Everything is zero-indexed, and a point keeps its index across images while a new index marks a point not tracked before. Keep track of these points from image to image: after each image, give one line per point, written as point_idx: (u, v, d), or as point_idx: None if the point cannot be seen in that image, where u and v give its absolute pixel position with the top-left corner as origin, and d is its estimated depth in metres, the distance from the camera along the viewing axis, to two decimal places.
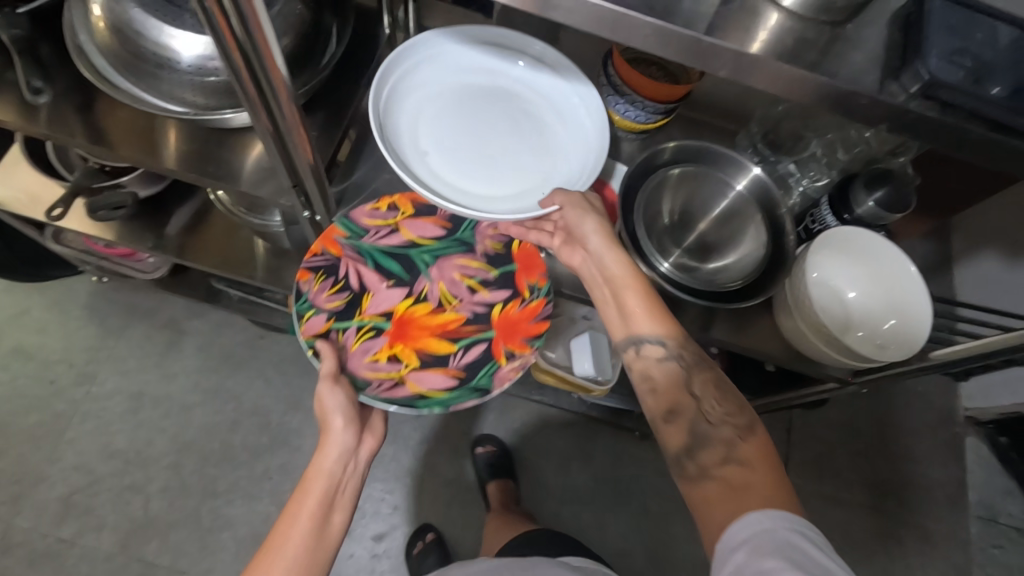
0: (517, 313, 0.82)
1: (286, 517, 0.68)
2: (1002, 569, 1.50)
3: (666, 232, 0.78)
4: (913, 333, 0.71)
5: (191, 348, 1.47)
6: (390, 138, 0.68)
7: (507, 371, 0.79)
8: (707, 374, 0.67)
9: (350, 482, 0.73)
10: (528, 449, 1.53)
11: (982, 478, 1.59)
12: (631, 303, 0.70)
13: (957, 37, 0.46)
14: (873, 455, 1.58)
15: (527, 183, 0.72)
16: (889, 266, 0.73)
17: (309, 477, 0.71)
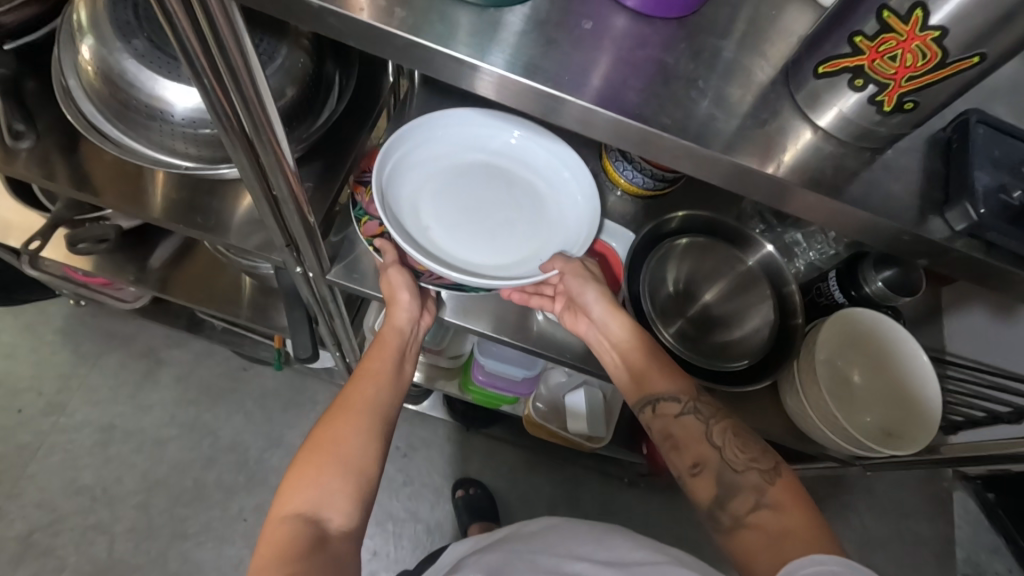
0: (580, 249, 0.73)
1: (367, 360, 0.71)
2: None
3: (668, 302, 0.74)
4: (924, 425, 0.67)
5: (169, 378, 1.43)
6: (395, 221, 0.64)
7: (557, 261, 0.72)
8: (726, 424, 0.61)
9: (413, 345, 0.76)
10: (513, 494, 1.47)
11: (970, 533, 1.68)
12: (642, 362, 0.66)
13: (1003, 171, 0.41)
14: (861, 508, 1.65)
15: (529, 254, 0.68)
16: (897, 354, 0.70)
17: (385, 334, 0.73)
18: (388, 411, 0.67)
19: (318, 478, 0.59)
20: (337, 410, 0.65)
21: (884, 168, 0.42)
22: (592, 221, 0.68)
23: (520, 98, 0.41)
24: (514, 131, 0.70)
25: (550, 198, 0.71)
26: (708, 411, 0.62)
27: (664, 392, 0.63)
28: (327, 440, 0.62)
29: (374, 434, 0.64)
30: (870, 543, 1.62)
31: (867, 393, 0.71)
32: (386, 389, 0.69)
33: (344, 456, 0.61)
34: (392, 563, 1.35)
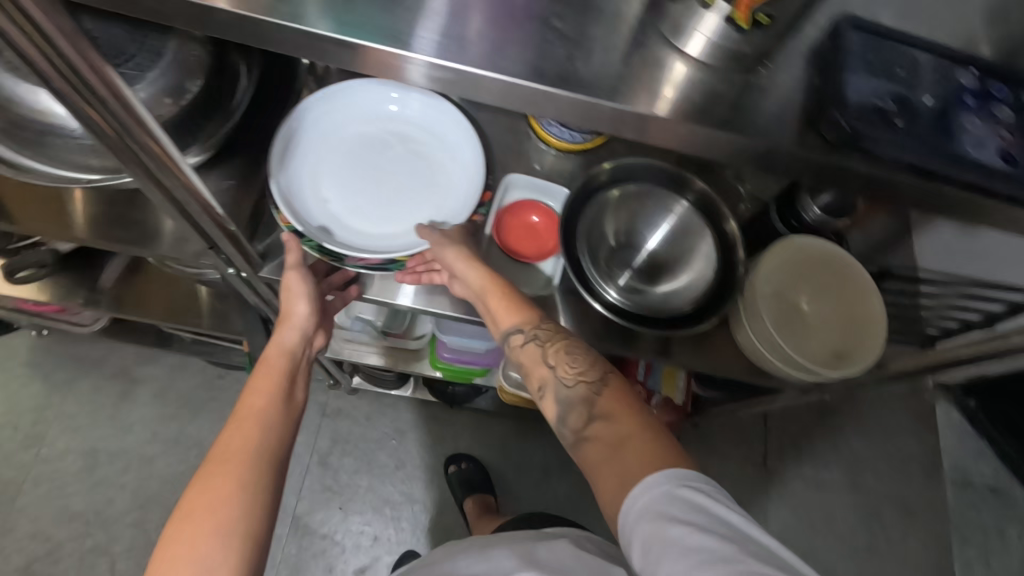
0: (514, 228, 0.75)
1: (247, 392, 0.65)
2: (976, 528, 1.63)
3: (607, 258, 0.74)
4: (869, 345, 0.68)
5: (147, 396, 1.42)
6: (295, 205, 0.68)
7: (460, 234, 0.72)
8: (562, 344, 0.64)
9: (303, 361, 0.74)
10: (506, 463, 1.49)
11: (953, 442, 1.73)
12: (493, 305, 0.68)
13: (880, 77, 0.39)
14: (848, 432, 1.69)
15: (432, 210, 0.72)
16: (844, 280, 0.71)
17: (268, 354, 0.70)
18: (276, 446, 0.61)
19: (193, 550, 0.52)
20: (212, 461, 0.57)
21: (770, 94, 0.41)
22: (477, 166, 0.74)
23: (442, 80, 0.39)
24: (391, 94, 0.74)
25: (442, 152, 0.75)
26: (548, 333, 0.65)
27: (509, 326, 0.67)
28: (200, 502, 0.54)
29: (262, 486, 0.57)
30: (859, 464, 1.66)
31: (817, 319, 0.71)
32: (272, 427, 0.62)
33: (225, 519, 0.54)
34: (394, 545, 1.38)
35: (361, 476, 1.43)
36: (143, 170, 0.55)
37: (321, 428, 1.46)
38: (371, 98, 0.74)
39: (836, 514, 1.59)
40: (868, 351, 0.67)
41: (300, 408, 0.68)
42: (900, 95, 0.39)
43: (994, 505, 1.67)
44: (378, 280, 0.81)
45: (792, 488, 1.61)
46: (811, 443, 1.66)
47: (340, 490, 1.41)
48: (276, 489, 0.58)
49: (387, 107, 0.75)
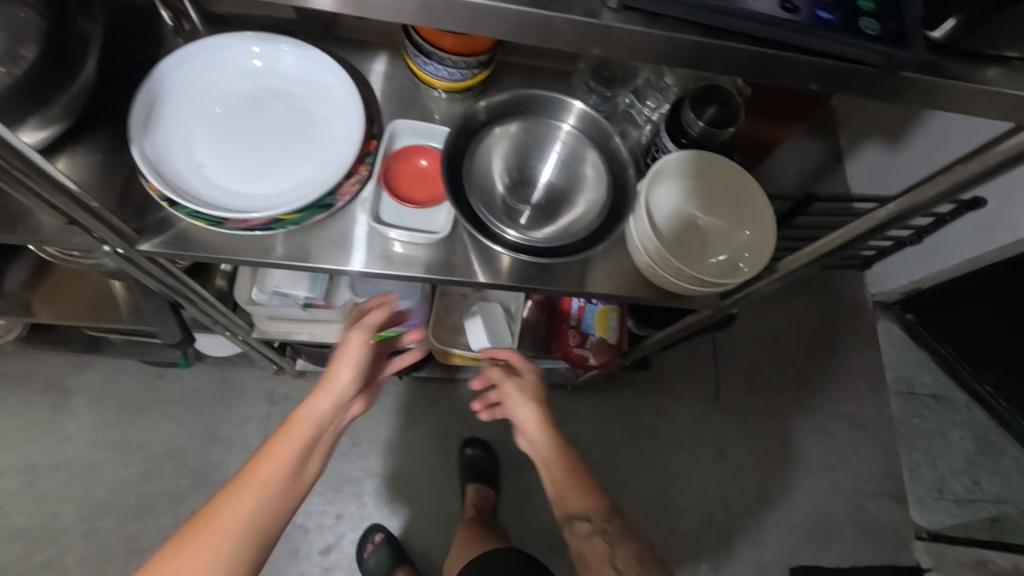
0: (406, 173, 0.73)
1: (259, 462, 0.77)
2: (922, 434, 1.71)
3: (503, 198, 0.72)
4: (760, 245, 0.71)
5: (83, 404, 1.37)
6: (171, 178, 0.65)
7: (346, 185, 0.69)
8: (627, 548, 0.80)
9: (330, 431, 0.86)
10: (463, 428, 1.50)
11: (896, 355, 1.79)
12: (559, 475, 0.87)
13: None
14: (796, 358, 1.73)
15: (318, 162, 0.70)
16: (731, 186, 0.72)
17: (296, 421, 0.82)
18: (264, 533, 0.72)
19: None
20: (200, 526, 0.70)
21: None
22: (356, 109, 0.71)
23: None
24: (252, 49, 0.70)
25: (319, 102, 0.72)
26: (614, 532, 0.82)
27: (579, 512, 0.83)
28: (167, 564, 0.66)
29: (248, 554, 0.70)
30: (809, 388, 1.71)
31: (715, 231, 0.72)
32: (278, 500, 0.74)
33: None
34: (358, 521, 1.39)
35: None
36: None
37: (272, 416, 1.42)
38: (233, 54, 0.70)
39: (788, 437, 1.65)
40: (761, 254, 0.69)
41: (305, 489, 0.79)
42: None
43: (937, 411, 1.74)
44: (284, 233, 0.73)
45: (746, 418, 1.65)
46: (761, 372, 1.70)
47: None
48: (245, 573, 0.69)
49: (251, 62, 0.71)
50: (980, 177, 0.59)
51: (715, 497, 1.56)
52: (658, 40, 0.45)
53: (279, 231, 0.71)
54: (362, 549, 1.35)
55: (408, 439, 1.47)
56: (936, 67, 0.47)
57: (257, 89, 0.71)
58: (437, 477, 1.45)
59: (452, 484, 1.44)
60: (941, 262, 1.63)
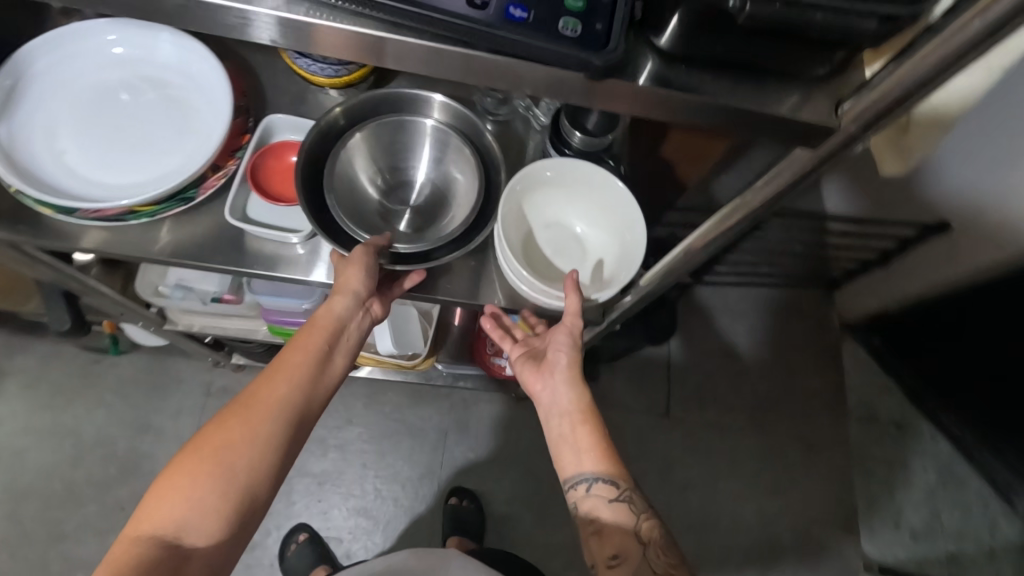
0: (280, 166, 0.73)
1: (293, 350, 0.68)
2: (881, 463, 1.65)
3: (378, 202, 0.76)
4: (632, 254, 0.67)
5: (18, 387, 1.37)
6: (27, 170, 0.64)
7: (210, 179, 0.69)
8: (650, 520, 0.70)
9: (353, 331, 0.73)
10: (401, 430, 1.48)
11: (859, 380, 1.73)
12: (584, 438, 0.74)
13: None
14: (753, 377, 1.69)
15: (187, 150, 0.68)
16: (602, 191, 0.68)
17: (318, 320, 0.70)
18: (303, 418, 0.67)
19: (189, 491, 0.59)
20: (236, 410, 0.64)
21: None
22: (224, 94, 0.68)
23: (297, 35, 0.42)
24: (111, 36, 0.68)
25: (188, 87, 0.70)
26: (638, 502, 0.71)
27: (588, 472, 0.72)
28: (211, 444, 0.61)
29: (268, 453, 0.63)
30: (765, 408, 1.66)
31: (592, 240, 0.72)
32: (293, 403, 0.66)
33: (229, 470, 0.61)
34: (285, 520, 1.38)
35: None
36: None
37: (206, 408, 1.41)
38: (91, 41, 0.68)
39: (740, 459, 1.60)
40: (628, 267, 0.66)
41: (337, 379, 0.72)
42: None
43: (899, 439, 1.68)
44: (172, 221, 0.71)
45: (696, 436, 1.61)
46: (716, 389, 1.66)
47: None
48: (288, 455, 0.65)
49: (112, 50, 0.69)
50: (790, 188, 0.53)
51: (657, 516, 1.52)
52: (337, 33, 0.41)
53: (157, 218, 0.70)
54: (286, 547, 1.33)
55: (344, 438, 1.45)
56: (667, 79, 0.44)
57: (123, 76, 0.69)
58: (370, 479, 1.43)
59: (386, 488, 1.43)
60: (904, 287, 1.57)
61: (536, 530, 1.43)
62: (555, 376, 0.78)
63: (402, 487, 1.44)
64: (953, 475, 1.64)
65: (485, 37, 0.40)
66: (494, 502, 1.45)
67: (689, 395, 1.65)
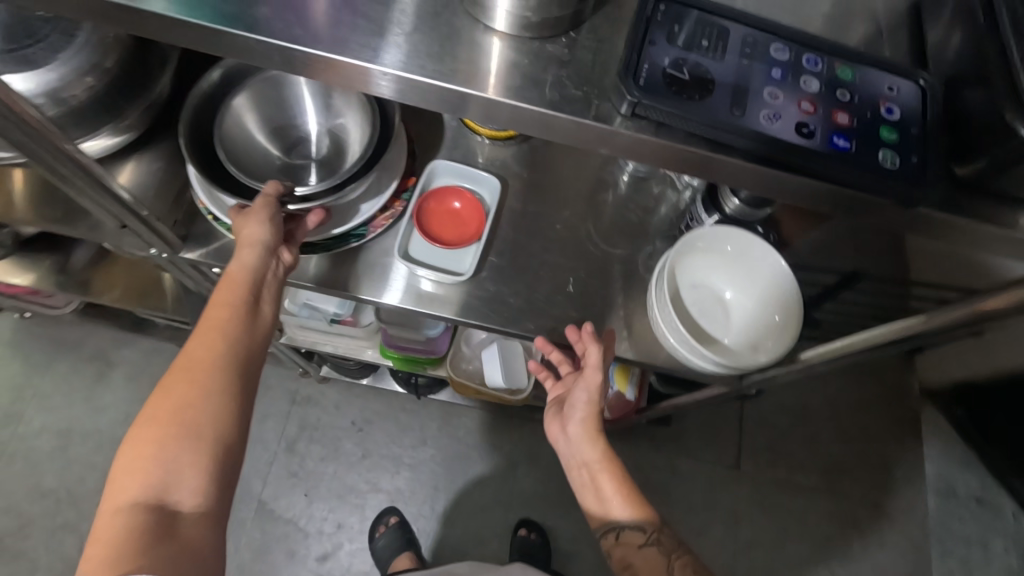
0: (438, 212, 0.80)
1: (211, 309, 0.62)
2: (960, 540, 1.58)
3: (280, 159, 0.80)
4: (784, 331, 0.71)
5: (121, 378, 1.45)
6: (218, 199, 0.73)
7: (379, 219, 0.77)
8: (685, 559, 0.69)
9: (274, 277, 0.68)
10: (473, 456, 1.50)
11: (939, 450, 1.67)
12: (607, 487, 0.74)
13: (851, 114, 0.47)
14: (826, 435, 1.65)
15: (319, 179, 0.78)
16: (762, 263, 0.73)
17: (233, 273, 0.64)
18: (247, 370, 0.62)
19: (159, 455, 0.54)
20: (174, 376, 0.58)
21: (767, 111, 0.46)
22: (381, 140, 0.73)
23: (406, 89, 0.45)
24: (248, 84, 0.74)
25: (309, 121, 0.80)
26: (669, 543, 0.70)
27: (618, 520, 0.72)
28: (162, 412, 0.56)
29: (228, 394, 0.58)
30: (838, 470, 1.62)
31: (739, 307, 0.75)
32: (232, 351, 0.61)
33: (191, 426, 0.56)
34: (357, 533, 1.41)
35: (326, 464, 1.45)
36: (16, 146, 0.55)
37: (291, 415, 1.48)
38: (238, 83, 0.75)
39: (809, 521, 1.56)
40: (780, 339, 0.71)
41: (268, 332, 0.66)
42: (878, 146, 0.46)
43: (980, 517, 1.61)
44: (327, 257, 0.79)
45: (765, 492, 1.58)
46: (787, 443, 1.63)
47: (307, 476, 1.43)
48: (247, 405, 0.60)
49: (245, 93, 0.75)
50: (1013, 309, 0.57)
51: (721, 569, 1.50)
52: (658, 147, 0.46)
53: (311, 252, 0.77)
54: (375, 528, 1.39)
55: (417, 458, 1.48)
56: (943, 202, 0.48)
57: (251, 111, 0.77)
58: (440, 503, 1.45)
59: (454, 512, 1.45)
60: (995, 359, 1.51)
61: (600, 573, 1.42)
62: (573, 429, 0.77)
63: (471, 512, 1.45)
64: None
65: (811, 162, 0.45)
66: (560, 539, 1.44)
67: (760, 448, 1.62)
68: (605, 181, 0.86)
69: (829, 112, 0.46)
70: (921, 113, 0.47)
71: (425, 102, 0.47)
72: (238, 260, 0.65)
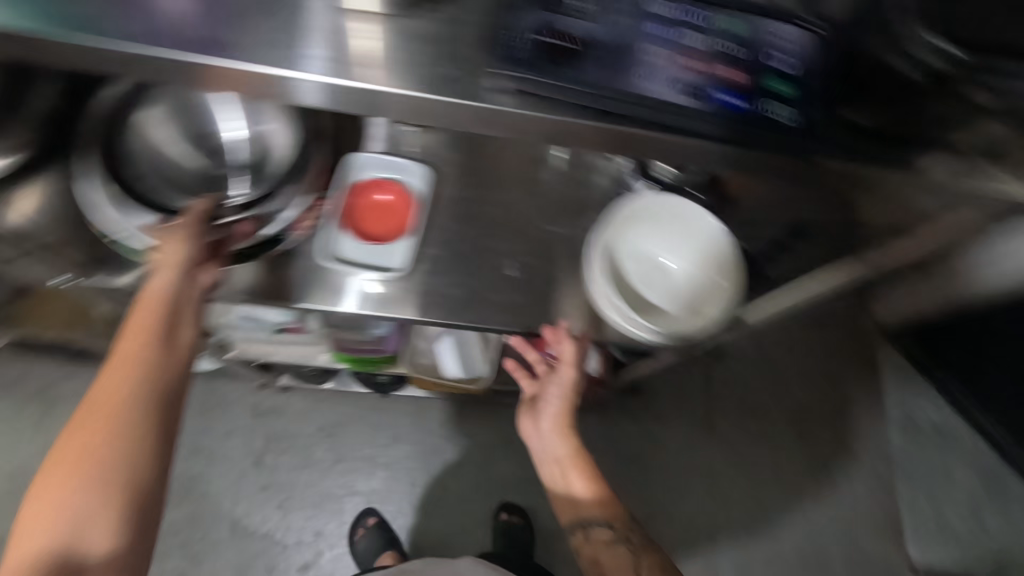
0: (364, 203, 0.76)
1: (121, 339, 0.59)
2: (923, 469, 1.64)
3: (199, 169, 0.75)
4: (718, 291, 0.73)
5: (68, 412, 1.38)
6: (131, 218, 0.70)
7: (302, 221, 0.74)
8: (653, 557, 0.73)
9: (193, 298, 0.65)
10: (448, 448, 1.48)
11: (898, 386, 1.73)
12: (575, 482, 0.80)
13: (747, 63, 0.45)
14: (792, 385, 1.69)
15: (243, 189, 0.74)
16: (693, 222, 0.73)
17: (147, 300, 0.61)
18: (164, 402, 0.58)
19: (63, 504, 0.51)
20: (80, 416, 0.54)
21: (642, 70, 0.44)
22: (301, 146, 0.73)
23: (335, 94, 0.46)
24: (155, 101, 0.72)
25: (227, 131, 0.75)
26: (637, 539, 0.75)
27: (590, 517, 0.78)
28: (65, 458, 0.52)
29: (138, 432, 0.55)
30: (805, 417, 1.67)
31: (679, 273, 0.75)
32: (142, 384, 0.57)
33: (96, 471, 0.52)
34: (337, 538, 1.39)
35: (298, 474, 1.42)
36: None
37: (255, 428, 1.44)
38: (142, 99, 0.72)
39: (781, 469, 1.61)
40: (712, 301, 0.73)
41: (188, 357, 0.62)
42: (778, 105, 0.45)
43: (940, 445, 1.67)
44: (254, 264, 0.76)
45: (737, 446, 1.61)
46: (754, 397, 1.67)
47: (279, 488, 1.40)
48: (165, 440, 0.57)
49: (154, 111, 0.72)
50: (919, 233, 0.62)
51: (700, 525, 1.54)
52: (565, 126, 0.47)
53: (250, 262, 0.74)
54: (355, 531, 1.38)
55: (391, 456, 1.46)
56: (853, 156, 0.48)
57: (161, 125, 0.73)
58: (419, 498, 1.44)
59: (434, 505, 1.44)
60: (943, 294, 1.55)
61: None
62: (545, 426, 0.84)
63: (451, 503, 1.45)
64: (994, 480, 1.64)
65: (691, 122, 0.45)
66: (542, 518, 1.45)
67: (730, 404, 1.65)
68: (539, 156, 0.83)
69: (719, 69, 0.45)
70: (820, 63, 0.46)
71: (326, 102, 0.47)
72: (157, 281, 0.62)
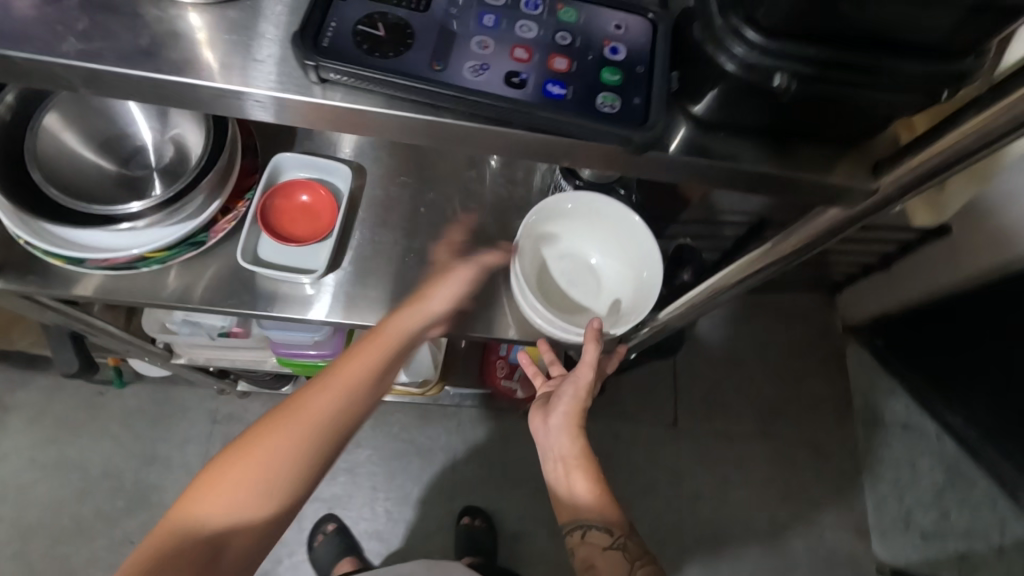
0: (290, 207, 0.76)
1: (343, 361, 0.71)
2: (889, 464, 1.65)
3: (116, 173, 0.72)
4: (648, 290, 0.72)
5: (21, 422, 1.35)
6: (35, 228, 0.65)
7: (222, 223, 0.71)
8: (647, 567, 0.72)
9: (408, 351, 0.75)
10: (411, 451, 1.47)
11: (864, 382, 1.73)
12: (579, 484, 0.75)
13: (577, 56, 0.46)
14: (757, 382, 1.69)
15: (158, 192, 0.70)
16: (609, 217, 0.73)
17: (384, 333, 0.72)
18: (340, 440, 0.68)
19: (245, 485, 0.63)
20: (293, 414, 0.66)
21: (472, 62, 0.44)
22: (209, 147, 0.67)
23: (292, 112, 0.44)
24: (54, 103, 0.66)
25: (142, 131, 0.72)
26: (634, 549, 0.72)
27: (590, 519, 0.73)
28: (260, 448, 0.64)
29: (311, 457, 0.65)
30: (771, 414, 1.67)
31: (602, 268, 0.77)
32: (339, 420, 0.68)
33: (273, 469, 0.64)
34: (297, 545, 1.37)
35: None
36: None
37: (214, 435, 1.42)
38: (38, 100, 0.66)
39: (747, 467, 1.60)
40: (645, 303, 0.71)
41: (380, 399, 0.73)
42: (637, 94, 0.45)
43: (906, 440, 1.68)
44: (177, 268, 0.74)
45: (703, 445, 1.61)
46: (720, 395, 1.67)
47: None
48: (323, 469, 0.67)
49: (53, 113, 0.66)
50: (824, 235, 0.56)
51: (668, 525, 1.53)
52: (451, 130, 0.44)
53: (166, 266, 0.73)
54: (315, 537, 1.36)
55: (353, 460, 1.45)
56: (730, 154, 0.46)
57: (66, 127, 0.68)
58: (381, 502, 1.42)
59: (396, 509, 1.42)
60: (907, 289, 1.56)
61: (549, 548, 1.42)
62: (555, 420, 0.77)
63: (414, 507, 1.43)
64: (959, 474, 1.65)
65: (534, 111, 0.43)
66: (506, 520, 1.44)
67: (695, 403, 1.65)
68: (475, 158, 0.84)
69: (544, 58, 0.45)
70: (648, 49, 0.47)
71: (179, 104, 0.44)
72: (399, 324, 0.73)
